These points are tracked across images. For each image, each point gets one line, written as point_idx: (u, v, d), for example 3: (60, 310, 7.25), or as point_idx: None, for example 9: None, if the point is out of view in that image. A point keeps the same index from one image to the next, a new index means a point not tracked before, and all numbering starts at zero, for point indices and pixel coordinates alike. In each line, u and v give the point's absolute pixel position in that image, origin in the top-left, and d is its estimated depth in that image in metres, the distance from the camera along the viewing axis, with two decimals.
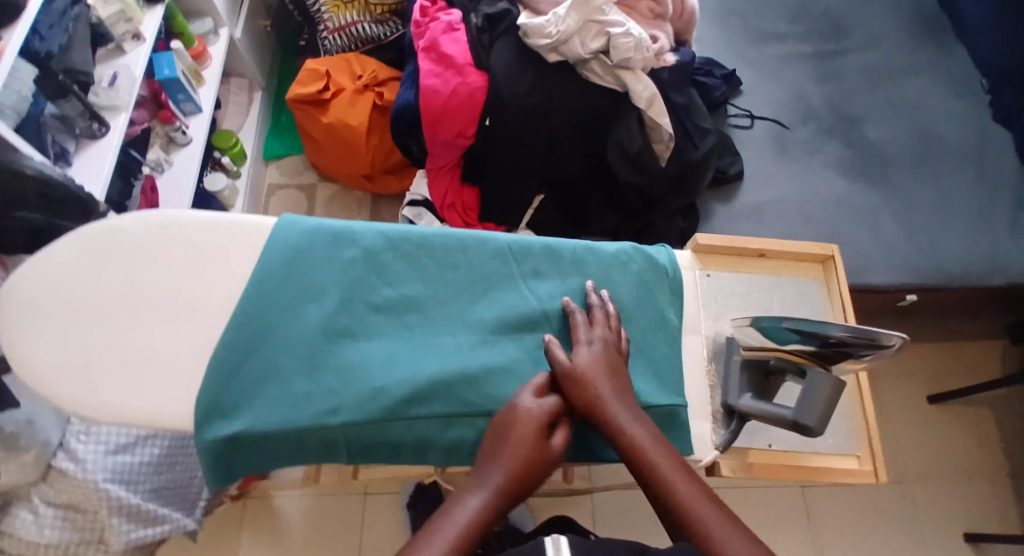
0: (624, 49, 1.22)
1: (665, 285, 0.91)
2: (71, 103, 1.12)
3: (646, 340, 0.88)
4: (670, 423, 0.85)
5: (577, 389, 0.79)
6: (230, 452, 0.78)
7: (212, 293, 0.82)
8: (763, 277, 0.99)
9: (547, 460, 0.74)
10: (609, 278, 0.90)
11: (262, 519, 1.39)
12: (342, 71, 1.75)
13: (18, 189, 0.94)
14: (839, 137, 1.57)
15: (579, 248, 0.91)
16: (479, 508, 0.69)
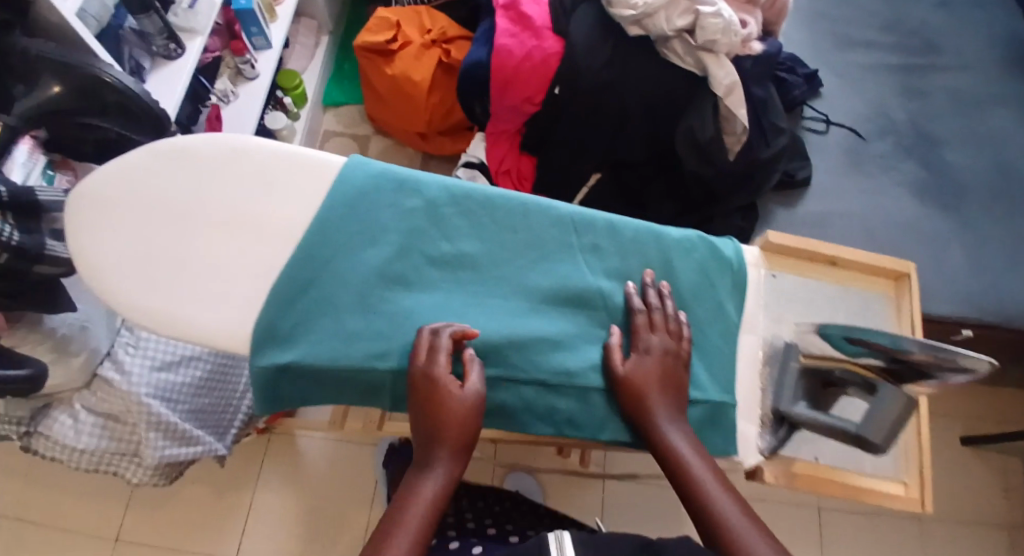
0: (710, 31, 1.18)
1: (727, 278, 0.88)
2: (151, 20, 1.14)
3: (700, 328, 0.86)
4: (721, 417, 0.84)
5: (627, 393, 0.79)
6: (276, 380, 0.78)
7: (276, 222, 0.81)
8: (831, 285, 0.96)
9: (472, 422, 0.74)
10: (672, 262, 0.87)
11: (283, 455, 1.42)
12: (411, 24, 1.72)
13: (98, 96, 0.95)
14: (916, 156, 1.55)
15: (643, 228, 0.88)
16: (431, 495, 0.71)
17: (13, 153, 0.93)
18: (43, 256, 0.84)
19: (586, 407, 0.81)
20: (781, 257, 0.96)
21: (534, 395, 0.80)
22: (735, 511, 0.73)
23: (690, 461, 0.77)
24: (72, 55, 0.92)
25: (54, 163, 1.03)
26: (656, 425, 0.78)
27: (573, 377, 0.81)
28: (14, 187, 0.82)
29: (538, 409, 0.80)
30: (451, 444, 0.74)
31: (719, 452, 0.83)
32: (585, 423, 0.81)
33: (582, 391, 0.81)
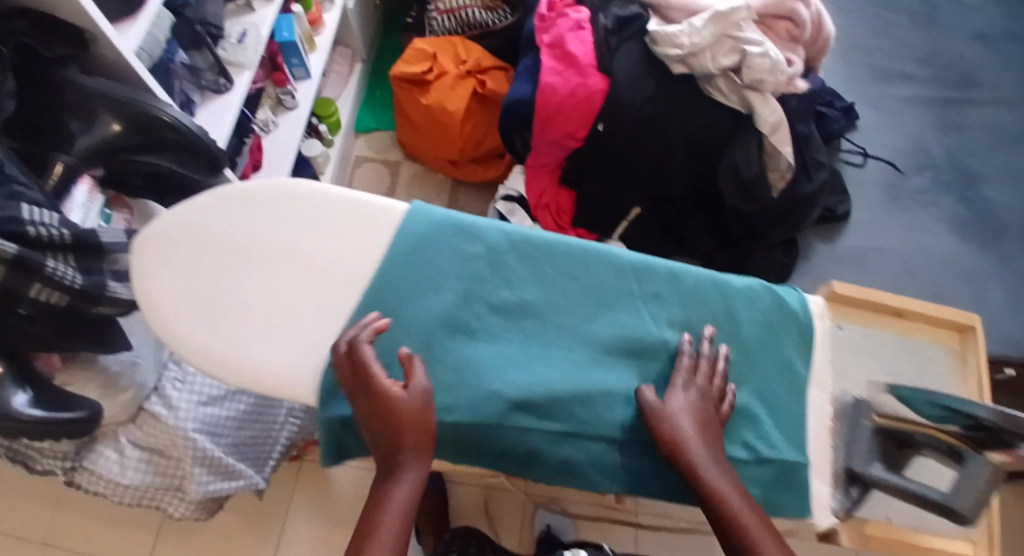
0: (757, 70, 1.18)
1: (793, 329, 0.90)
2: (203, 55, 1.17)
3: (766, 383, 0.89)
4: (790, 477, 0.86)
5: (663, 426, 0.79)
6: (346, 429, 0.81)
7: (337, 269, 0.85)
8: (893, 335, 1.07)
9: (424, 424, 0.75)
10: (733, 312, 0.89)
11: (314, 482, 1.41)
12: (446, 55, 1.71)
13: (154, 133, 0.95)
14: (955, 192, 1.54)
15: (704, 277, 0.90)
16: (401, 502, 0.71)
17: (73, 192, 0.92)
18: (104, 297, 0.85)
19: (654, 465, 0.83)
20: (845, 310, 1.07)
21: (600, 451, 0.82)
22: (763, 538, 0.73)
23: (725, 495, 0.76)
24: (131, 92, 0.93)
25: (110, 202, 1.03)
26: (692, 461, 0.78)
27: (640, 433, 0.83)
28: (77, 229, 0.83)
29: (605, 465, 0.82)
30: (412, 449, 0.74)
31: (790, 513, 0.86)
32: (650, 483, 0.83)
33: (644, 449, 0.83)
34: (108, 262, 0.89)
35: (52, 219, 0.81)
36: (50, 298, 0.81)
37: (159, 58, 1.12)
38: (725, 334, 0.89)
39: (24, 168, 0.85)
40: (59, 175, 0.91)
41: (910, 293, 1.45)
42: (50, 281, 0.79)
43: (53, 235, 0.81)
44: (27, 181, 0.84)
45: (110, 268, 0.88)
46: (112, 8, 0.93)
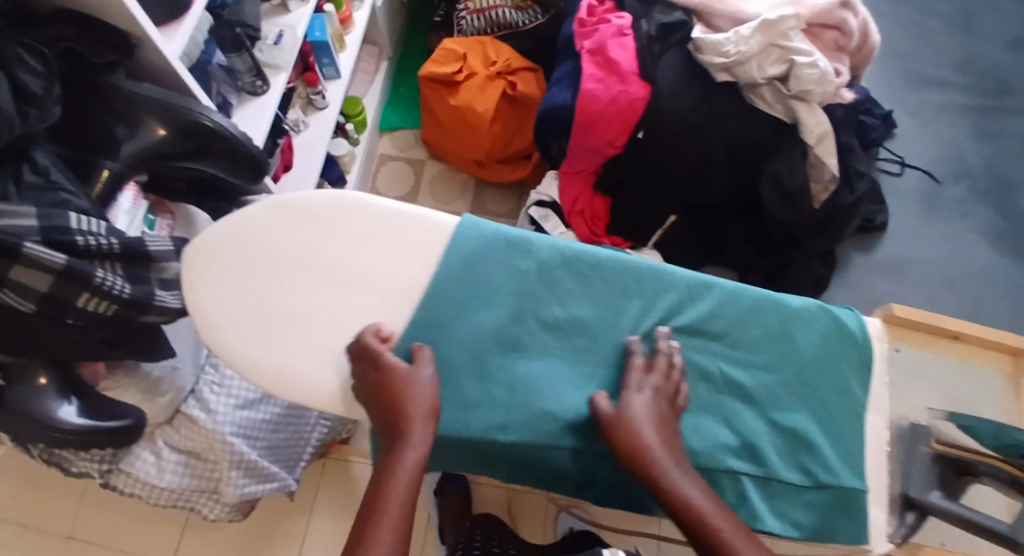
0: (806, 81, 1.18)
1: (853, 353, 0.97)
2: (242, 58, 1.14)
3: (823, 406, 0.95)
4: (846, 504, 0.93)
5: (622, 432, 0.80)
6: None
7: (390, 281, 0.85)
8: (951, 357, 1.17)
9: (430, 398, 0.79)
10: (784, 331, 0.95)
11: (337, 479, 1.38)
12: (476, 55, 1.68)
13: (200, 139, 0.95)
14: (991, 202, 1.55)
15: (759, 296, 0.96)
16: (411, 467, 0.74)
17: (119, 199, 0.91)
18: (152, 306, 0.83)
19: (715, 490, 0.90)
20: (904, 332, 1.17)
21: None
22: (731, 527, 0.73)
23: (691, 495, 0.76)
24: (176, 97, 0.92)
25: (153, 207, 1.01)
26: (656, 466, 0.78)
27: (704, 459, 0.89)
28: (126, 238, 0.81)
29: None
30: (419, 419, 0.77)
31: (845, 536, 0.93)
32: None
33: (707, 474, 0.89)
34: (155, 271, 0.87)
35: (99, 227, 0.80)
36: (98, 308, 0.79)
37: (197, 58, 1.10)
38: (782, 354, 0.95)
39: (71, 176, 0.83)
40: (105, 183, 0.89)
41: (951, 302, 1.47)
42: (99, 290, 0.77)
43: (102, 245, 0.79)
44: (74, 188, 0.82)
45: (156, 277, 0.87)
46: (158, 11, 0.90)
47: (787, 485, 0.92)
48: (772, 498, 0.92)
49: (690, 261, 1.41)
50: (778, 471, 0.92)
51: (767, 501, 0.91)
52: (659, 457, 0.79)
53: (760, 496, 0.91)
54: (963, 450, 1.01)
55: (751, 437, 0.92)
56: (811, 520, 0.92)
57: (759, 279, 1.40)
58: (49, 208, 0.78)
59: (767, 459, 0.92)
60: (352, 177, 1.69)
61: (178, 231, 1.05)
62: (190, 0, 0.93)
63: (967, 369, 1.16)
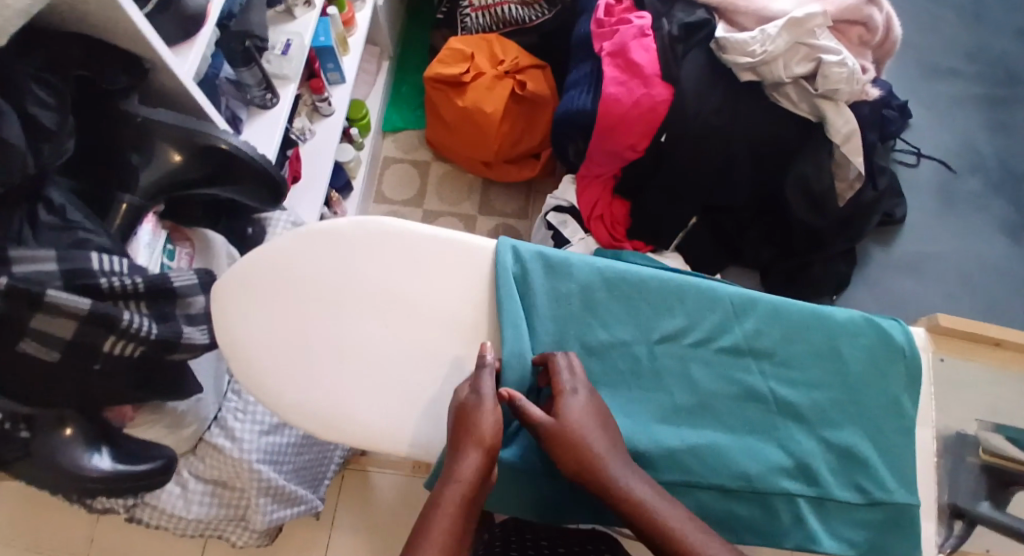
0: (834, 80, 1.14)
1: (901, 367, 0.96)
2: (252, 72, 1.08)
3: (874, 423, 0.95)
4: (901, 520, 0.93)
5: (560, 440, 0.79)
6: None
7: (434, 311, 0.87)
8: (993, 366, 1.18)
9: (482, 431, 0.76)
10: (832, 347, 0.95)
11: (356, 489, 1.33)
12: (483, 55, 1.58)
13: (214, 162, 0.90)
14: (1005, 194, 1.53)
15: (804, 311, 0.96)
16: (454, 499, 0.73)
17: (139, 232, 0.89)
18: (181, 344, 0.79)
19: (771, 513, 0.90)
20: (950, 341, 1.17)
21: (709, 500, 0.89)
22: (676, 517, 0.75)
23: (648, 499, 0.76)
24: (191, 121, 0.88)
25: (171, 235, 0.98)
26: (606, 473, 0.77)
27: (758, 482, 0.90)
28: (151, 276, 0.77)
29: (718, 513, 0.89)
30: (470, 450, 0.76)
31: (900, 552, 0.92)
32: (766, 528, 0.90)
33: (762, 498, 0.90)
34: (181, 307, 0.83)
35: (122, 266, 0.76)
36: (124, 350, 0.74)
37: (206, 73, 1.06)
38: (830, 371, 0.95)
39: (88, 211, 0.80)
40: (125, 216, 0.86)
41: (967, 297, 1.45)
42: (125, 333, 0.73)
43: (126, 285, 0.75)
44: (92, 226, 0.79)
45: (183, 312, 0.83)
46: (170, 30, 0.85)
47: (839, 503, 0.92)
48: (826, 517, 0.92)
49: (711, 265, 1.38)
50: (832, 490, 0.92)
51: (822, 520, 0.92)
52: (600, 457, 0.78)
53: (814, 515, 0.91)
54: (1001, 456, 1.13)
55: (803, 457, 0.92)
56: (865, 537, 0.92)
57: (779, 281, 1.38)
58: (69, 248, 0.74)
59: (819, 479, 0.92)
60: (358, 182, 1.60)
61: (198, 260, 1.00)
62: (203, 18, 0.87)
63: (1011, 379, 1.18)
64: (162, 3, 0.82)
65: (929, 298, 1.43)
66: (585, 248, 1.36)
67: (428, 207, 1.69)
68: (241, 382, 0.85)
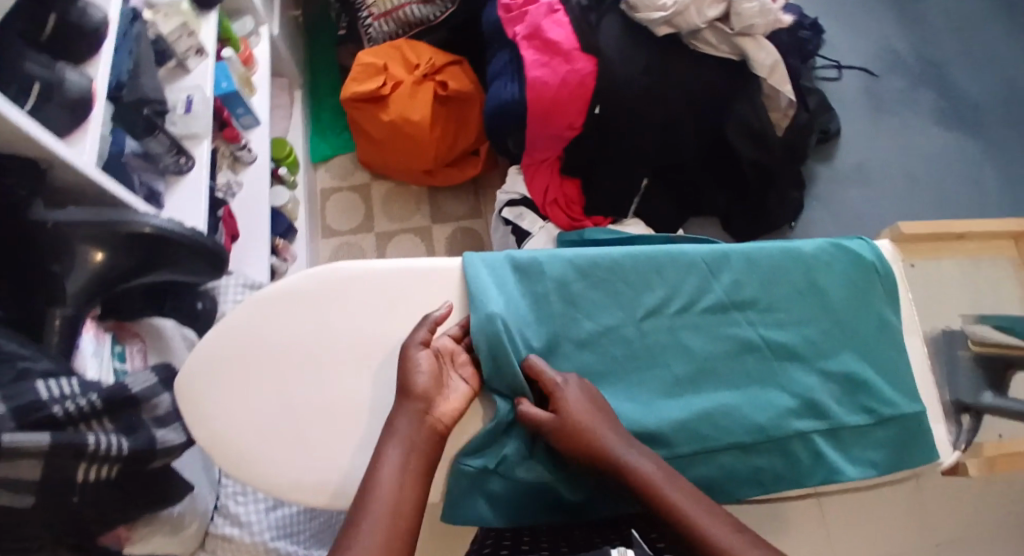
0: (748, 15, 1.14)
1: (878, 284, 0.96)
2: (159, 139, 1.02)
3: (869, 346, 0.94)
4: (913, 430, 0.92)
5: (565, 435, 0.79)
6: (488, 479, 0.83)
7: None
8: (963, 256, 1.24)
9: (410, 384, 0.79)
10: (810, 279, 0.94)
11: None
12: (396, 63, 1.52)
13: (141, 249, 0.86)
14: (929, 84, 1.52)
15: (777, 252, 0.95)
16: (394, 451, 0.75)
17: (81, 343, 0.86)
18: (158, 450, 0.77)
19: (791, 459, 0.89)
20: (913, 245, 1.23)
21: (731, 462, 0.87)
22: (685, 495, 0.74)
23: (655, 480, 0.75)
24: (108, 214, 0.83)
25: (116, 335, 0.95)
26: (613, 459, 0.77)
27: (771, 430, 0.88)
28: (106, 390, 0.74)
29: (741, 473, 0.87)
30: (404, 401, 0.78)
31: (923, 462, 0.91)
32: (789, 474, 0.89)
33: (781, 445, 0.89)
34: (147, 411, 0.80)
35: (72, 387, 0.73)
36: (99, 474, 0.72)
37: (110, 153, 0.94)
38: (815, 305, 0.94)
39: (17, 337, 0.75)
40: (62, 331, 0.82)
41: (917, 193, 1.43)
42: (96, 456, 0.70)
43: (83, 406, 0.72)
44: (30, 351, 0.74)
45: (151, 417, 0.79)
46: (59, 121, 0.79)
47: (852, 430, 0.91)
48: (842, 446, 0.91)
49: (672, 221, 1.35)
50: (841, 419, 0.91)
51: (839, 451, 0.90)
52: (609, 443, 0.78)
53: (830, 448, 0.90)
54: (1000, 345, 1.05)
55: (808, 394, 0.90)
56: (884, 456, 0.91)
57: (742, 223, 1.35)
58: (8, 385, 0.69)
59: (827, 411, 0.91)
60: (301, 222, 1.53)
61: (153, 353, 0.97)
62: (90, 99, 0.81)
63: (984, 262, 1.25)
64: (42, 94, 0.77)
65: (882, 204, 1.42)
66: (547, 237, 1.33)
67: (380, 230, 1.63)
68: (233, 473, 0.81)
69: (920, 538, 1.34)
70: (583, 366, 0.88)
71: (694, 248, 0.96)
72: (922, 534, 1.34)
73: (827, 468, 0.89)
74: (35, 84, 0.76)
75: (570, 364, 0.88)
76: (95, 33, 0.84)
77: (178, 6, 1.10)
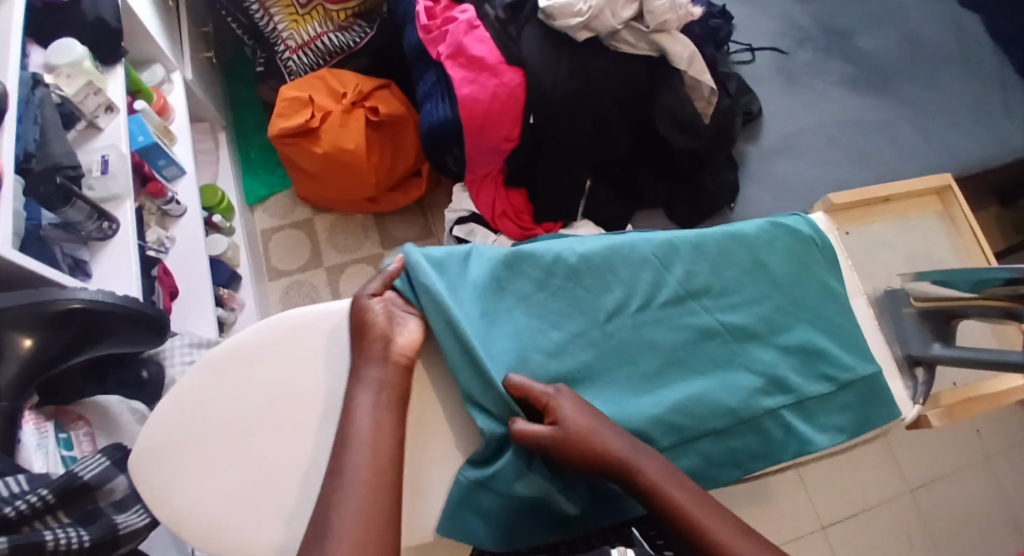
0: (659, 13, 1.15)
1: (817, 254, 0.98)
2: (77, 208, 0.96)
3: (821, 316, 0.96)
4: (872, 390, 0.95)
5: (573, 447, 0.78)
6: (478, 495, 0.82)
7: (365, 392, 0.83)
8: (894, 217, 1.30)
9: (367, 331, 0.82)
10: (757, 258, 0.96)
11: None
12: (321, 93, 1.49)
13: (72, 325, 0.82)
14: (837, 54, 1.48)
15: (722, 236, 0.97)
16: (367, 400, 0.79)
17: (21, 437, 0.81)
18: (121, 536, 0.75)
19: (765, 436, 0.90)
20: (845, 214, 1.27)
21: (710, 449, 0.88)
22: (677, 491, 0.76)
23: (658, 482, 0.77)
24: (29, 294, 0.80)
25: (59, 422, 0.89)
26: (618, 466, 0.78)
27: (742, 411, 0.89)
28: (55, 482, 0.73)
29: (719, 458, 0.88)
30: (366, 343, 0.82)
31: (887, 418, 0.94)
32: (765, 451, 0.90)
33: (755, 423, 0.90)
34: (104, 497, 0.78)
35: (21, 485, 0.71)
36: None
37: (27, 227, 0.91)
38: (766, 282, 0.96)
39: None
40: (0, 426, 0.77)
41: (844, 162, 1.39)
42: (57, 552, 0.68)
43: (35, 502, 0.70)
44: None
45: (108, 501, 0.78)
46: None
47: (816, 399, 0.93)
48: (809, 417, 0.93)
49: (619, 218, 1.34)
50: (805, 390, 0.92)
51: (807, 422, 0.92)
52: (612, 443, 0.79)
53: (799, 420, 0.92)
54: (942, 298, 1.05)
55: (771, 370, 0.92)
56: (850, 419, 0.93)
57: (683, 212, 1.34)
58: None
59: (791, 385, 0.92)
60: (244, 267, 1.48)
61: (101, 435, 0.92)
62: None
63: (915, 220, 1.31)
64: None
65: (812, 179, 1.37)
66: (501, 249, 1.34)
67: (330, 263, 1.61)
68: (205, 548, 0.79)
69: (894, 488, 1.38)
70: (557, 376, 0.87)
71: (643, 244, 0.97)
72: (896, 484, 1.38)
73: (800, 437, 0.91)
74: None
75: (546, 374, 0.87)
76: None
77: (80, 64, 1.04)
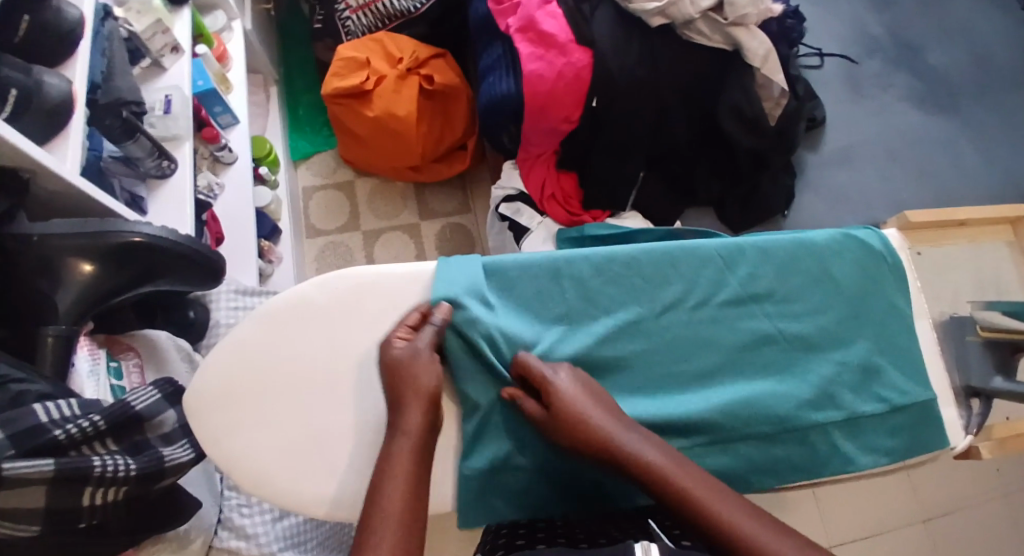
0: (741, 5, 1.13)
1: (887, 270, 0.95)
2: (139, 143, 0.96)
3: (883, 334, 0.93)
4: (923, 417, 0.92)
5: (565, 429, 0.78)
6: (502, 477, 0.83)
7: None
8: (965, 243, 1.34)
9: (417, 384, 0.78)
10: (824, 269, 0.94)
11: None
12: (378, 56, 1.47)
13: (132, 260, 0.84)
14: (906, 67, 1.44)
15: (790, 243, 0.94)
16: (410, 456, 0.74)
17: (75, 363, 0.83)
18: (166, 467, 0.76)
19: (811, 449, 0.88)
20: (916, 235, 1.32)
21: (753, 452, 0.87)
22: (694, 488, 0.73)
23: (677, 476, 0.74)
24: (95, 224, 0.82)
25: (110, 350, 0.91)
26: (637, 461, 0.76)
27: (790, 421, 0.87)
28: (108, 410, 0.74)
29: (765, 465, 0.87)
30: (412, 401, 0.77)
31: (935, 449, 0.91)
32: (807, 464, 0.88)
33: (801, 434, 0.88)
34: (152, 429, 0.79)
35: (72, 409, 0.73)
36: (106, 497, 0.71)
37: (88, 157, 0.90)
38: (830, 295, 0.93)
39: (9, 360, 0.74)
40: (54, 351, 0.79)
41: (903, 179, 1.35)
42: (103, 479, 0.70)
43: (85, 428, 0.71)
44: (27, 374, 0.74)
45: (156, 434, 0.79)
46: (36, 131, 0.75)
47: (868, 418, 0.90)
48: (858, 435, 0.90)
49: (670, 214, 1.32)
50: (857, 407, 0.90)
51: (854, 439, 0.90)
52: (605, 426, 0.77)
53: (845, 438, 0.90)
54: (1004, 329, 1.03)
55: (826, 384, 0.90)
56: (898, 443, 0.91)
57: (735, 213, 1.31)
58: (5, 410, 0.69)
59: (841, 402, 0.90)
60: (284, 222, 1.48)
61: (149, 368, 0.93)
62: (72, 104, 0.77)
63: (983, 248, 1.35)
64: (19, 101, 0.72)
65: (868, 192, 1.34)
66: (547, 231, 1.31)
67: (367, 227, 1.60)
68: (254, 492, 0.80)
69: (910, 513, 1.35)
70: (606, 366, 0.87)
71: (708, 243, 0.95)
72: (912, 509, 1.36)
73: (841, 454, 0.89)
74: (13, 89, 0.72)
75: (592, 364, 0.87)
76: (66, 34, 0.79)
77: (151, 2, 1.05)
